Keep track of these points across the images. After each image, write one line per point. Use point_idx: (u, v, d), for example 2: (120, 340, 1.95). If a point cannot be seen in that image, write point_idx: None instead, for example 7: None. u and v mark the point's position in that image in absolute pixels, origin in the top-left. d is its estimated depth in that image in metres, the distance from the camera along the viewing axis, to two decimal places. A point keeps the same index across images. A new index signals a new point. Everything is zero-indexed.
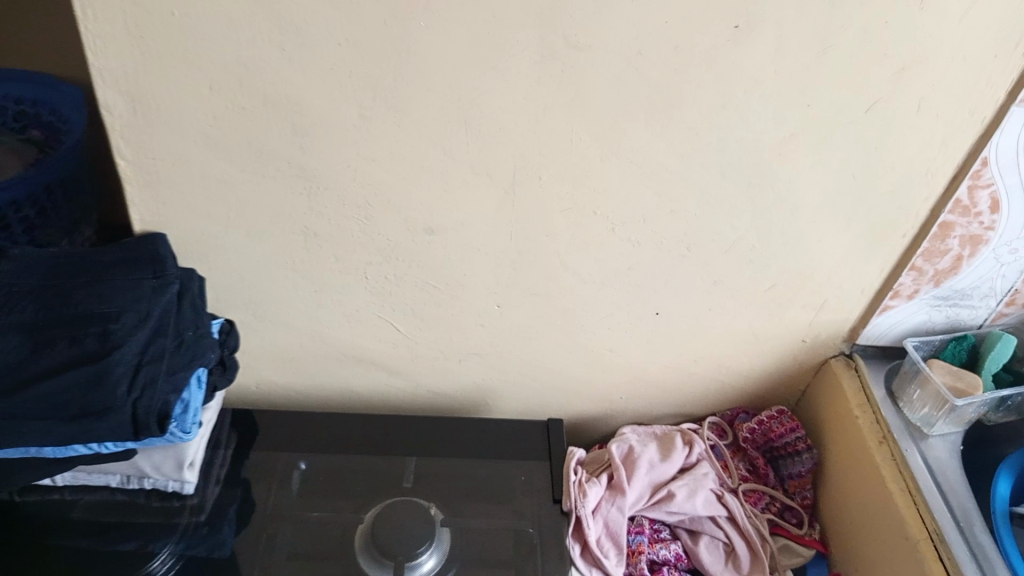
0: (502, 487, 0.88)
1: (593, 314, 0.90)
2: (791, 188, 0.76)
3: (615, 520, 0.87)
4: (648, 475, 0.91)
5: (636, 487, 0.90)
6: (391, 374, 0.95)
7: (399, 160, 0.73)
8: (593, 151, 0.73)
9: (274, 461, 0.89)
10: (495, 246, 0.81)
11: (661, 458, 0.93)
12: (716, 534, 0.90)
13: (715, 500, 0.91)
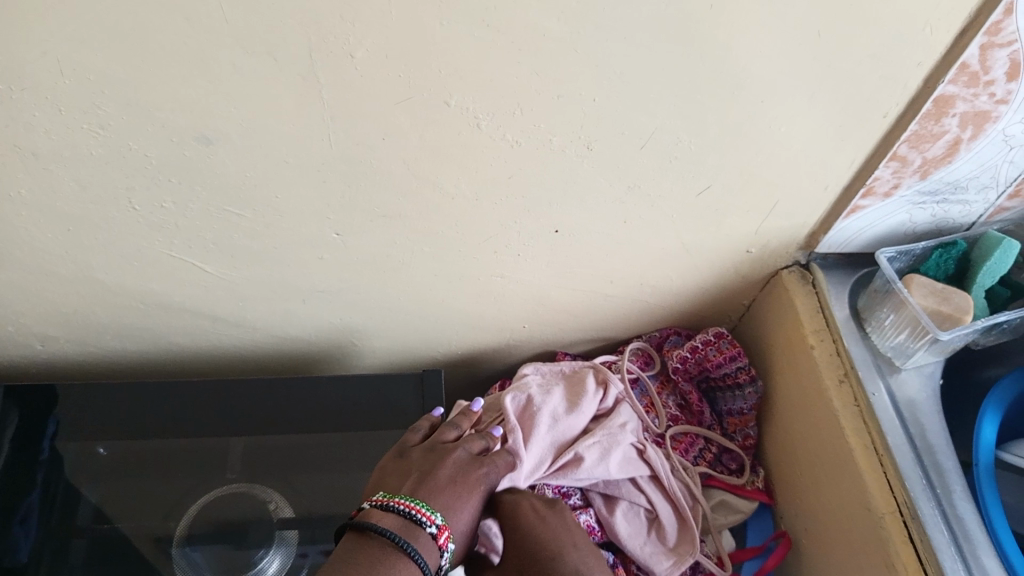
0: (362, 464, 0.71)
1: (470, 235, 0.67)
2: (731, 56, 0.52)
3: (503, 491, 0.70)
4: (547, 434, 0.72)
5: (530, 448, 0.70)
6: (215, 319, 0.73)
7: (121, 45, 0.46)
8: (427, 14, 0.47)
9: (80, 457, 0.71)
10: (311, 157, 0.56)
11: (568, 409, 0.74)
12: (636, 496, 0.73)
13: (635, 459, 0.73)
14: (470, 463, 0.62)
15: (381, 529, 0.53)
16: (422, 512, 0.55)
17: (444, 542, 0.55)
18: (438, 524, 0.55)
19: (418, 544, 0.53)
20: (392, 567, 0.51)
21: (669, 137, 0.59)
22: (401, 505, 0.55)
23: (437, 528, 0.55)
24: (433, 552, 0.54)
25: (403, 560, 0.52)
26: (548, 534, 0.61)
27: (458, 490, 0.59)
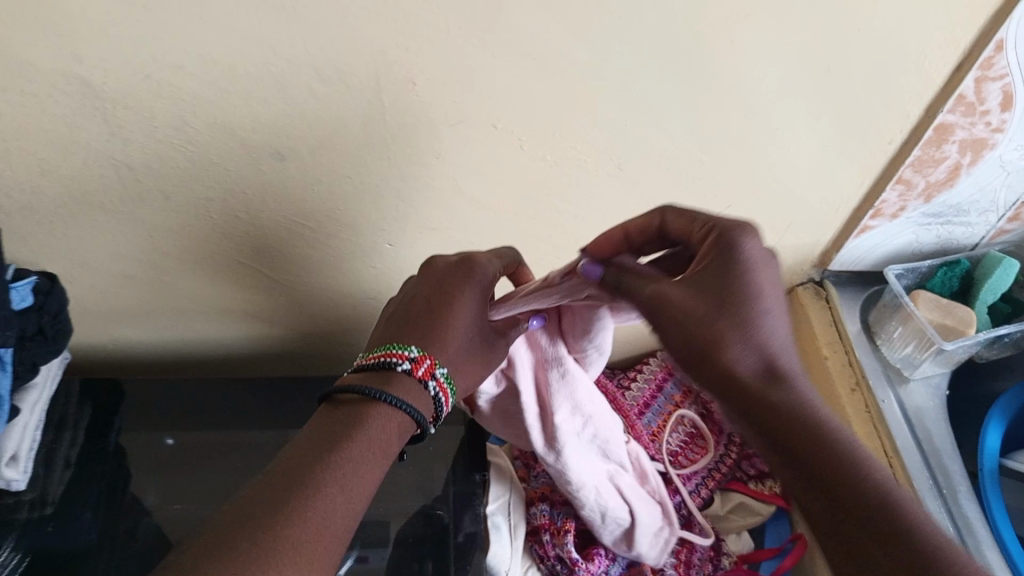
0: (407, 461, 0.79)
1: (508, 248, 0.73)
2: (749, 84, 0.58)
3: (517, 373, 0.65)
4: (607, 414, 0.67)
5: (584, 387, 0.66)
6: (272, 323, 0.80)
7: (216, 72, 0.53)
8: (477, 46, 0.53)
9: (146, 455, 0.77)
10: (370, 174, 0.63)
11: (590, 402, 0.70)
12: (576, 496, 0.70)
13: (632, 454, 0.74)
14: (462, 283, 0.59)
15: (353, 385, 0.53)
16: (393, 356, 0.55)
17: (423, 376, 0.54)
18: (413, 360, 0.54)
19: (391, 388, 0.53)
20: (368, 414, 0.52)
21: (691, 159, 0.65)
22: (372, 359, 0.55)
23: (411, 364, 0.54)
24: (414, 387, 0.54)
25: (377, 407, 0.52)
26: (766, 285, 0.49)
27: (443, 320, 0.57)
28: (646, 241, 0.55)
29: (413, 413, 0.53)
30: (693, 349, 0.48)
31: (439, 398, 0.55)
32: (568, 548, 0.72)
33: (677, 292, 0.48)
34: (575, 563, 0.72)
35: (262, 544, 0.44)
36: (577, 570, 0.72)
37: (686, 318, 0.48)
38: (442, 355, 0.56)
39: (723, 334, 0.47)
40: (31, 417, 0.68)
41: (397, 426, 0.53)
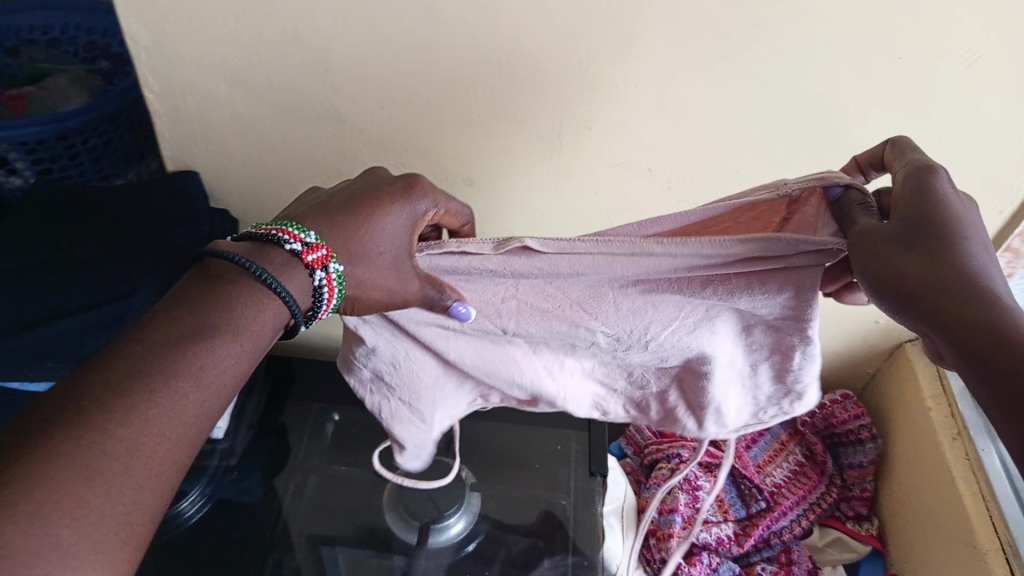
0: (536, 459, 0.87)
1: None
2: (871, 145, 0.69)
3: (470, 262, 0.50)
4: (756, 394, 0.60)
5: (583, 304, 0.54)
6: None
7: (436, 108, 0.68)
8: (645, 101, 0.66)
9: (304, 413, 0.89)
10: (539, 202, 0.76)
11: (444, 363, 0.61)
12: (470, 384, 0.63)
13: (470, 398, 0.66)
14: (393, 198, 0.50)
15: (228, 252, 0.45)
16: (286, 232, 0.46)
17: (312, 262, 0.46)
18: (308, 244, 0.46)
19: (273, 269, 0.45)
20: (239, 295, 0.44)
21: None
22: (259, 230, 0.47)
23: (303, 247, 0.46)
24: (297, 274, 0.46)
25: (248, 285, 0.44)
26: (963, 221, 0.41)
27: (351, 219, 0.48)
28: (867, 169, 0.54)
29: (290, 306, 0.46)
30: (885, 273, 0.40)
31: (323, 292, 0.47)
32: (672, 552, 0.80)
33: (880, 232, 0.42)
34: (679, 566, 0.79)
35: (89, 447, 0.36)
36: (680, 573, 0.79)
37: (875, 252, 0.41)
38: (341, 248, 0.47)
39: (918, 258, 0.39)
40: None
41: (269, 315, 0.45)
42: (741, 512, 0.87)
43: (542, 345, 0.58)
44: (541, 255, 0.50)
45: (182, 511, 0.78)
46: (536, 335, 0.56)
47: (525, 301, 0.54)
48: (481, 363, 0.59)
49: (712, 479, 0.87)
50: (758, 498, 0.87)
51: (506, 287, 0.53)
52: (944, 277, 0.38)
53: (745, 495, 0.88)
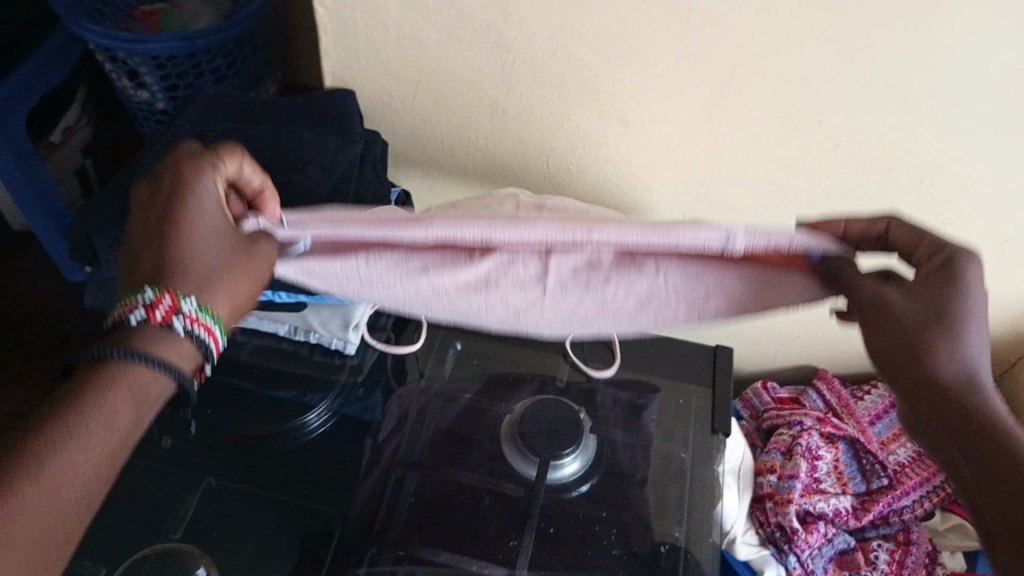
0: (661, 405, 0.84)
1: None
2: None
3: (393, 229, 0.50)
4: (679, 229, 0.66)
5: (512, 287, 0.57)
6: None
7: (606, 42, 0.66)
8: (830, 48, 0.62)
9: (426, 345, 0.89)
10: (692, 149, 0.73)
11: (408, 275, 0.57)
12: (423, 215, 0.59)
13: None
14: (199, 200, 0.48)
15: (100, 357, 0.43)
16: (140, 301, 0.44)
17: (163, 316, 0.44)
18: (149, 304, 0.44)
19: (127, 344, 0.43)
20: (103, 382, 0.42)
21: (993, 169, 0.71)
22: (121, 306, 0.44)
23: (144, 311, 0.44)
24: (158, 333, 0.44)
25: (114, 368, 0.43)
26: (963, 302, 0.45)
27: (178, 235, 0.46)
28: (859, 237, 0.51)
29: (169, 378, 0.44)
30: (900, 350, 0.45)
31: (197, 331, 0.45)
32: (790, 517, 0.78)
33: (904, 299, 0.46)
34: (796, 532, 0.78)
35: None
36: (796, 539, 0.78)
37: (896, 322, 0.45)
38: (187, 285, 0.45)
39: (944, 348, 0.43)
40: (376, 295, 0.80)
41: (134, 388, 0.43)
42: (860, 487, 0.84)
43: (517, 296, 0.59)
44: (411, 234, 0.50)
45: (307, 422, 0.79)
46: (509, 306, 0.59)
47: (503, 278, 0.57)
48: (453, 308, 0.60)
49: (833, 450, 0.85)
50: (881, 475, 0.84)
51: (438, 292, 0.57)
52: (920, 390, 0.44)
53: (866, 470, 0.85)
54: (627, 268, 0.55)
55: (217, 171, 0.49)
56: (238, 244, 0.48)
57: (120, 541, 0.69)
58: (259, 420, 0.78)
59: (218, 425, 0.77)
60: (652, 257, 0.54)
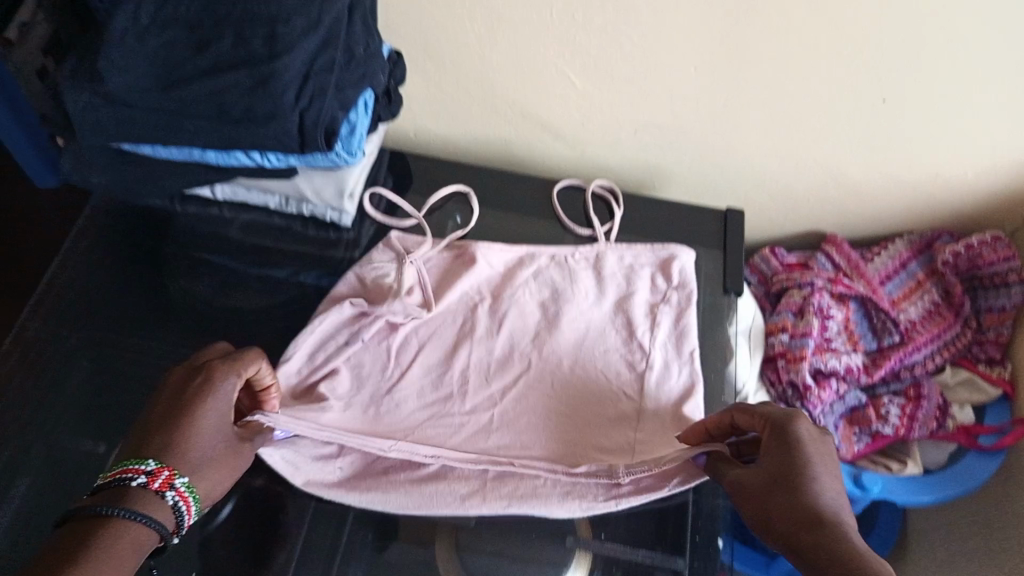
0: None
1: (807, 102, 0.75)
2: None
3: (354, 487, 0.65)
4: (618, 275, 0.78)
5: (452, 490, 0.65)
6: (557, 139, 0.84)
7: None
8: None
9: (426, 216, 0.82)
10: None
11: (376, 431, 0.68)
12: (403, 315, 0.73)
13: (383, 334, 0.73)
14: (201, 397, 0.58)
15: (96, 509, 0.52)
16: (133, 467, 0.54)
17: (158, 487, 0.54)
18: (150, 473, 0.54)
19: (126, 504, 0.52)
20: (103, 532, 0.51)
21: None
22: (107, 477, 0.54)
23: (146, 477, 0.54)
24: (150, 500, 0.53)
25: (111, 521, 0.51)
26: (816, 456, 0.57)
27: (189, 420, 0.57)
28: (720, 434, 0.63)
29: (157, 522, 0.53)
30: (766, 504, 0.56)
31: (180, 508, 0.55)
32: (803, 375, 0.77)
33: (755, 478, 0.58)
34: (809, 388, 0.77)
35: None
36: (808, 395, 0.78)
37: (750, 496, 0.57)
38: (184, 465, 0.56)
39: (793, 497, 0.55)
40: (370, 161, 0.75)
41: (130, 540, 0.51)
42: (871, 345, 0.84)
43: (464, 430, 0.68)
44: (383, 499, 0.64)
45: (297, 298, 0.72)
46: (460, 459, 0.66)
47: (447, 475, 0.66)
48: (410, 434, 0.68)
49: (843, 309, 0.84)
50: (893, 332, 0.83)
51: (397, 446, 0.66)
52: (785, 514, 0.54)
53: (877, 327, 0.84)
54: (540, 452, 0.67)
55: (240, 374, 0.60)
56: (231, 439, 0.60)
57: (120, 416, 0.68)
58: (254, 294, 0.76)
59: (211, 301, 0.75)
60: (586, 437, 0.68)
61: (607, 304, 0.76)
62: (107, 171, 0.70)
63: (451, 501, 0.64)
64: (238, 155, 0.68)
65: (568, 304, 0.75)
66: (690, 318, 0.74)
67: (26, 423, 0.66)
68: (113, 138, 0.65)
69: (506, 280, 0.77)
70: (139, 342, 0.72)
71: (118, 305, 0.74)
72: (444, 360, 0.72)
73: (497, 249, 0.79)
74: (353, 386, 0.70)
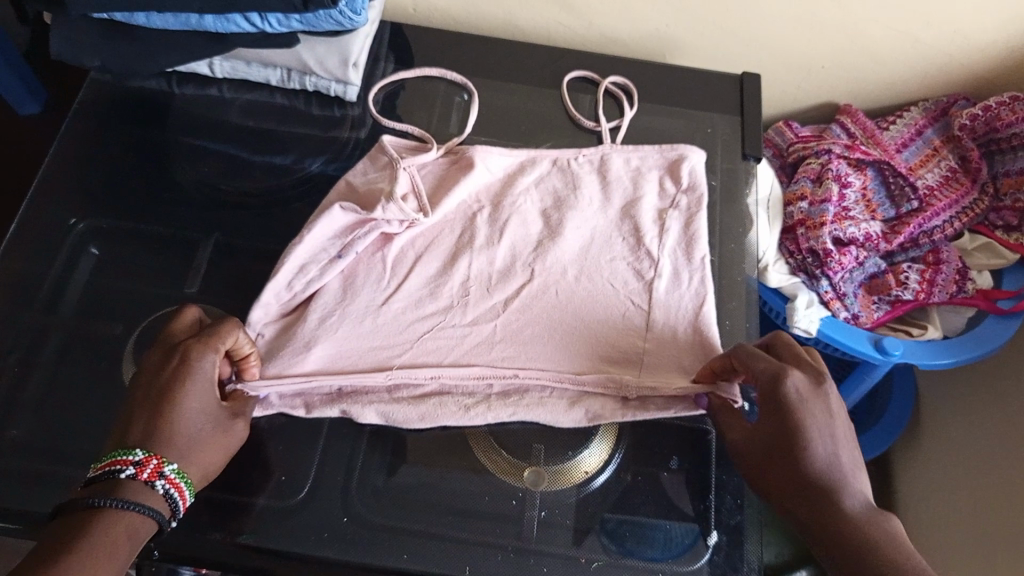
0: (689, 136, 0.78)
1: None
2: None
3: (349, 408, 0.61)
4: (624, 179, 0.73)
5: (450, 400, 0.62)
6: (563, 8, 0.81)
7: None
8: None
9: (431, 94, 0.78)
10: None
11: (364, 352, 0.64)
12: (399, 221, 0.68)
13: (376, 249, 0.68)
14: (179, 377, 0.54)
15: (86, 502, 0.49)
16: (121, 458, 0.51)
17: (147, 477, 0.51)
18: (138, 463, 0.51)
19: (120, 493, 0.50)
20: (97, 522, 0.49)
21: None
22: (96, 468, 0.51)
23: (134, 468, 0.51)
24: (142, 490, 0.51)
25: (105, 511, 0.49)
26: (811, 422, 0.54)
27: (170, 406, 0.53)
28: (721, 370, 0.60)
29: (152, 510, 0.51)
30: (761, 480, 0.55)
31: (172, 496, 0.52)
32: (823, 241, 0.77)
33: (748, 443, 0.56)
34: (829, 255, 0.77)
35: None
36: (828, 262, 0.77)
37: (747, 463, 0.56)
38: (172, 451, 0.53)
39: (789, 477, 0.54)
40: (373, 28, 0.73)
41: (126, 528, 0.49)
42: (889, 212, 0.83)
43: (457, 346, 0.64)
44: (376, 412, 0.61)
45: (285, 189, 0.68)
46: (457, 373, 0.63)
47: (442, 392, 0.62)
48: (402, 350, 0.64)
49: (862, 177, 0.82)
50: (911, 198, 0.82)
51: (384, 375, 0.62)
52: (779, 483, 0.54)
53: (895, 194, 0.82)
54: (543, 373, 0.63)
55: (217, 349, 0.56)
56: (218, 416, 0.56)
57: (131, 299, 0.65)
58: (260, 176, 0.73)
59: (216, 183, 0.72)
60: (594, 350, 0.65)
61: (613, 210, 0.72)
62: (97, 48, 0.67)
63: (451, 414, 0.61)
64: (236, 21, 0.64)
65: (574, 211, 0.71)
66: (700, 224, 0.70)
67: (36, 312, 0.64)
68: (99, 6, 0.62)
69: (506, 186, 0.73)
70: (143, 227, 0.69)
71: (117, 192, 0.71)
72: (443, 270, 0.68)
73: (495, 151, 0.73)
74: (346, 296, 0.66)
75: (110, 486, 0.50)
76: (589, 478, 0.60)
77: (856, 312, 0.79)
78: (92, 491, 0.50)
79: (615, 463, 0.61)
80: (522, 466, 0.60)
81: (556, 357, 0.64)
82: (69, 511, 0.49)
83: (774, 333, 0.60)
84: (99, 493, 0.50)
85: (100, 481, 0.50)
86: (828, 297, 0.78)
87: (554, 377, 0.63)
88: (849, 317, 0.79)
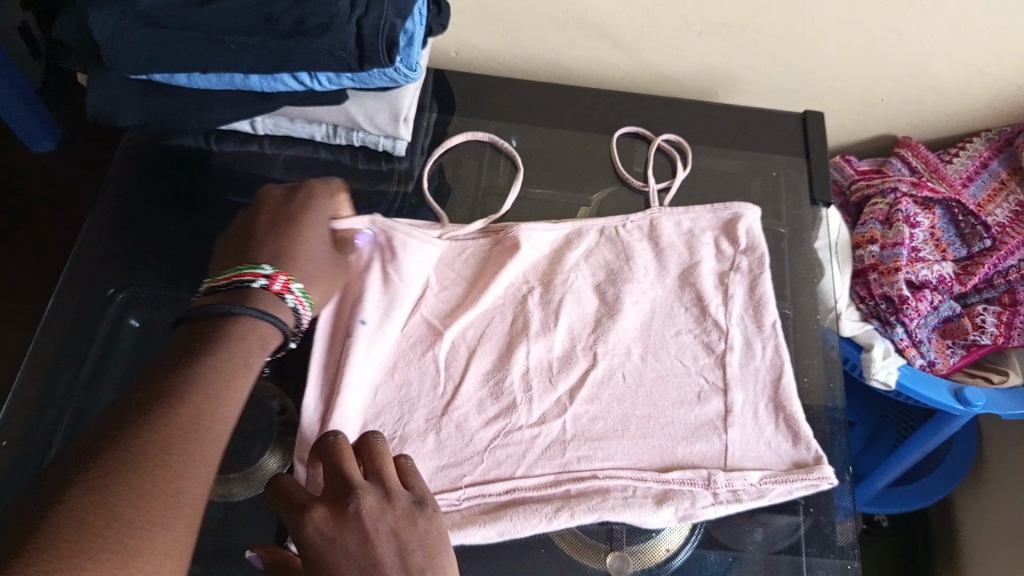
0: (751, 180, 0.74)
1: None
2: None
3: None
4: (677, 244, 0.68)
5: (529, 514, 0.55)
6: (614, 46, 0.77)
7: None
8: None
9: (479, 143, 0.75)
10: None
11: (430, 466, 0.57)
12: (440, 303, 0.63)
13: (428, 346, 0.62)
14: (308, 210, 0.59)
15: (224, 307, 0.51)
16: (246, 274, 0.53)
17: (279, 290, 0.53)
18: (268, 276, 0.53)
19: (254, 304, 0.52)
20: (235, 327, 0.50)
21: None
22: (224, 279, 0.53)
23: (266, 280, 0.53)
24: (273, 302, 0.53)
25: (239, 318, 0.51)
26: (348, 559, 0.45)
27: (301, 232, 0.57)
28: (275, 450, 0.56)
29: (280, 324, 0.52)
30: None
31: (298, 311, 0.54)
32: (898, 287, 0.74)
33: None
34: (905, 302, 0.73)
35: (170, 437, 0.44)
36: (904, 309, 0.73)
37: None
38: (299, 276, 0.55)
39: None
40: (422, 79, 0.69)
41: (260, 336, 0.51)
42: (960, 251, 0.79)
43: (530, 454, 0.58)
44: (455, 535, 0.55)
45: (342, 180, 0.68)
46: (533, 480, 0.57)
47: (519, 506, 0.56)
48: (468, 460, 0.57)
49: (930, 216, 0.79)
50: (983, 236, 0.78)
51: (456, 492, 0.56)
52: None
53: (966, 233, 0.79)
54: (625, 473, 0.57)
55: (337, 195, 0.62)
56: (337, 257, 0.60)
57: None
58: None
59: None
60: (673, 439, 0.59)
61: (671, 278, 0.66)
62: (134, 107, 0.63)
63: (532, 527, 0.55)
64: (285, 79, 0.60)
65: (629, 283, 0.66)
66: (767, 287, 0.66)
67: (78, 388, 0.60)
68: (142, 69, 0.58)
69: (555, 262, 0.67)
70: (186, 296, 0.65)
71: (156, 257, 0.67)
72: (499, 363, 0.61)
73: (540, 228, 0.67)
74: (403, 409, 0.59)
75: (242, 293, 0.52)
76: (672, 557, 0.56)
77: (932, 359, 0.75)
78: (227, 295, 0.52)
79: (697, 538, 0.57)
80: (603, 550, 0.56)
81: (637, 455, 0.58)
82: (204, 313, 0.51)
83: (368, 435, 0.51)
84: (230, 300, 0.52)
85: (231, 288, 0.52)
86: (905, 344, 0.74)
87: (635, 474, 0.57)
88: (925, 363, 0.75)
